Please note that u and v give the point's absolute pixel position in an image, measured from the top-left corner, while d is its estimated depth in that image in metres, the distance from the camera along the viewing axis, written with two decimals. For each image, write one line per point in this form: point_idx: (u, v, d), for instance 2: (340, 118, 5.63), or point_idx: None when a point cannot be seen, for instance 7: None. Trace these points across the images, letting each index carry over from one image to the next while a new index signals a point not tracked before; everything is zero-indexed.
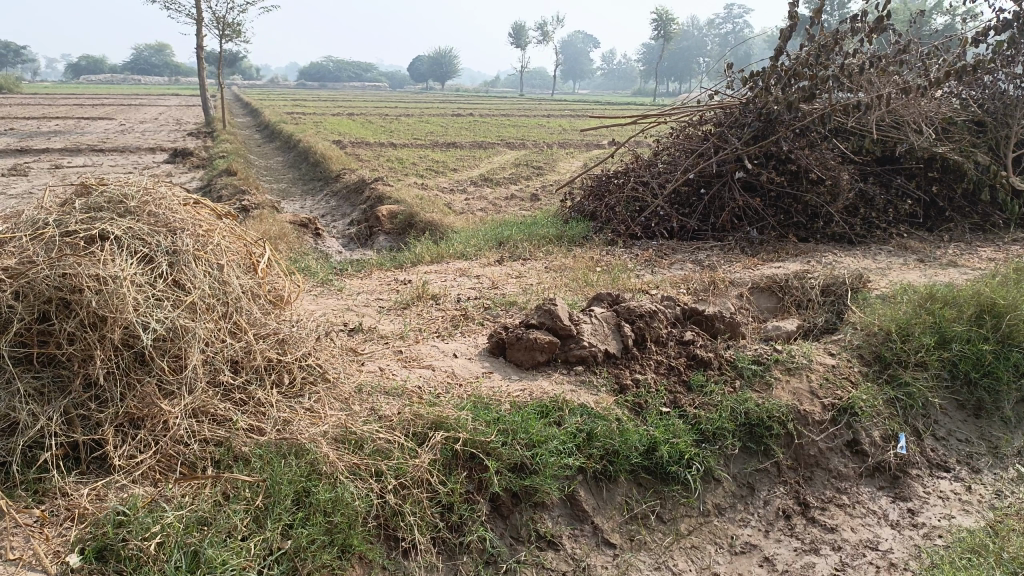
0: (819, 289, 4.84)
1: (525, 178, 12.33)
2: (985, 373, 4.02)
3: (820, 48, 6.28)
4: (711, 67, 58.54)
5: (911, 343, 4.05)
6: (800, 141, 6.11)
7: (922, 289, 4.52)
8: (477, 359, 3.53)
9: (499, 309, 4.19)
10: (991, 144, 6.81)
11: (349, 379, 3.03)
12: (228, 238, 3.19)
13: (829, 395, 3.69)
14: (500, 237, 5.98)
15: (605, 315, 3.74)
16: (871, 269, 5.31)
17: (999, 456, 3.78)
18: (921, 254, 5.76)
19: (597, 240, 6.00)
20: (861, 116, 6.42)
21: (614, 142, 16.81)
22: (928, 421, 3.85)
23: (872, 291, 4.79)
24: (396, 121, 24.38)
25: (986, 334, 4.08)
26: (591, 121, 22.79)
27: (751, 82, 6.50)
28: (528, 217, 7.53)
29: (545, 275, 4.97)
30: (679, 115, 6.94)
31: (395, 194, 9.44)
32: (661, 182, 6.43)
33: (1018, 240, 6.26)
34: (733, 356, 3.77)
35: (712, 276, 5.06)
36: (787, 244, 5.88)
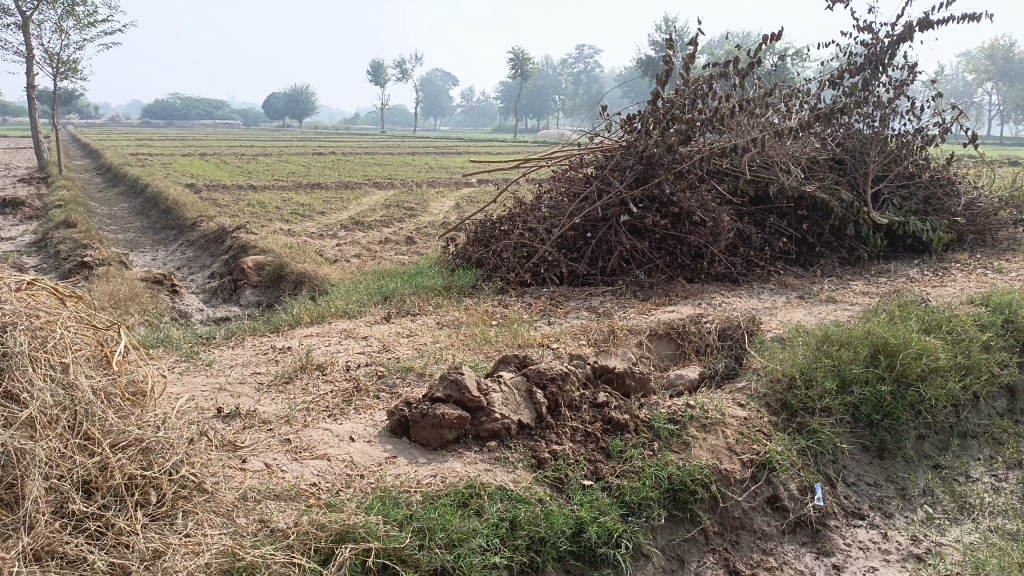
0: (715, 333, 4.79)
1: (397, 219, 11.97)
2: (884, 414, 4.10)
3: (695, 92, 6.38)
4: (568, 104, 60.57)
5: (815, 389, 4.02)
6: (681, 183, 6.14)
7: (816, 330, 4.57)
8: (377, 442, 3.14)
9: (395, 378, 3.81)
10: (851, 182, 7.19)
11: (230, 486, 2.55)
12: (74, 328, 2.62)
13: (746, 450, 3.57)
14: (384, 291, 5.59)
15: (514, 381, 3.44)
16: (761, 308, 5.36)
17: (907, 498, 3.82)
18: (801, 291, 5.91)
19: (486, 289, 5.75)
20: (735, 158, 6.57)
21: (483, 181, 16.78)
22: (838, 467, 3.83)
23: (767, 333, 4.79)
24: (253, 161, 23.33)
25: (882, 375, 4.16)
26: (459, 159, 22.80)
27: (630, 125, 6.49)
28: (409, 265, 7.17)
29: (438, 332, 4.64)
30: (560, 158, 6.85)
31: (261, 242, 8.82)
32: (547, 227, 6.26)
33: (883, 273, 6.60)
34: (648, 415, 3.57)
35: (610, 325, 4.91)
36: (676, 285, 5.86)
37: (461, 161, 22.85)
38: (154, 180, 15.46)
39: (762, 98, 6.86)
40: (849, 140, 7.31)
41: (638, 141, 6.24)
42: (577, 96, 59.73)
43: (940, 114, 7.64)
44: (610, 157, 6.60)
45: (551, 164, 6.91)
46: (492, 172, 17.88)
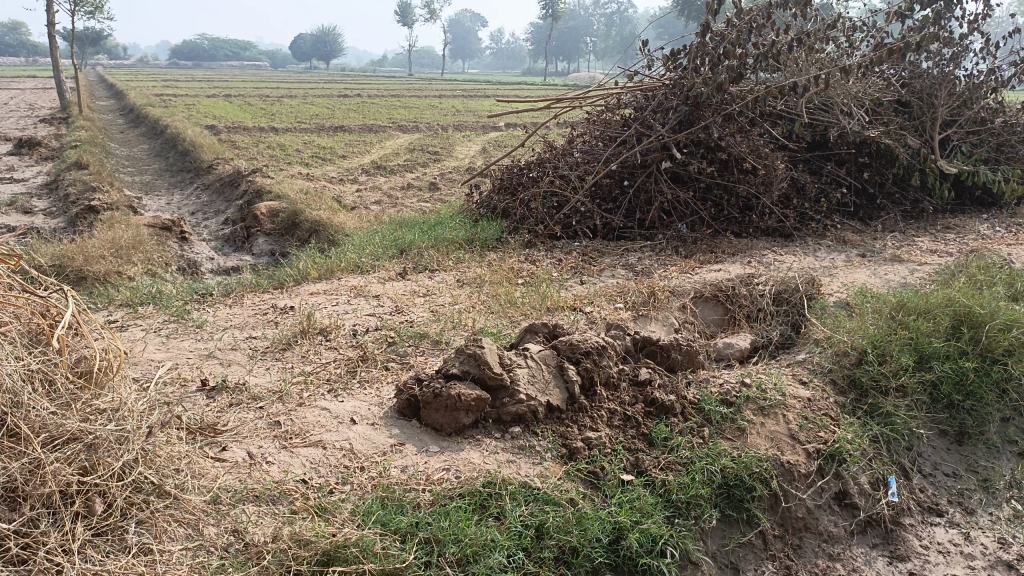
0: (769, 296, 4.26)
1: (421, 163, 11.44)
2: (966, 395, 3.57)
3: (750, 24, 5.70)
4: (600, 46, 58.90)
5: (889, 365, 3.50)
6: (730, 126, 5.52)
7: (886, 297, 4.03)
8: (383, 426, 2.70)
9: (407, 346, 3.36)
10: (917, 128, 6.51)
11: (199, 487, 2.15)
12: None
13: (812, 438, 3.07)
14: (400, 242, 5.11)
15: (543, 355, 2.95)
16: (817, 268, 4.80)
17: (991, 492, 3.32)
18: (862, 248, 5.33)
19: (512, 243, 5.25)
20: (791, 99, 5.92)
21: (511, 124, 16.13)
22: (912, 454, 3.33)
23: (828, 298, 4.26)
24: (275, 102, 22.74)
25: (965, 349, 3.62)
26: (486, 103, 22.06)
27: (674, 62, 5.84)
28: (430, 214, 6.67)
29: (458, 292, 4.17)
30: (596, 99, 6.23)
31: (276, 187, 8.37)
32: (580, 174, 5.70)
33: (950, 229, 5.99)
34: (697, 397, 3.10)
35: (650, 285, 4.39)
36: (722, 240, 5.31)
37: (487, 104, 22.08)
38: (173, 121, 14.99)
39: (822, 32, 6.15)
40: (916, 80, 6.58)
41: (684, 79, 5.61)
42: (609, 37, 57.91)
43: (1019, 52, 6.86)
44: (651, 98, 5.99)
45: (584, 105, 6.30)
46: (519, 115, 17.20)
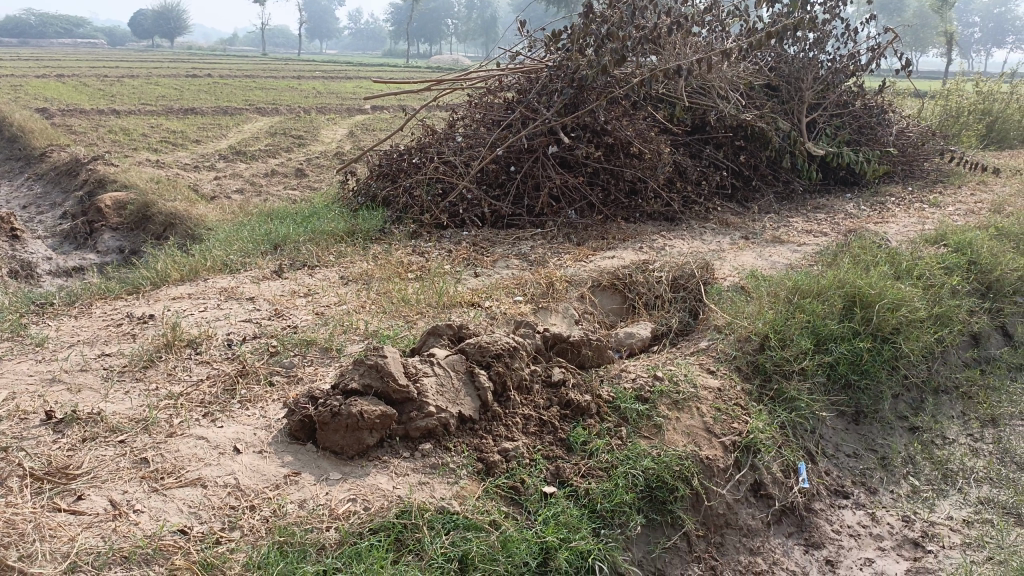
0: (666, 282, 4.19)
1: (284, 148, 10.77)
2: (860, 374, 3.66)
3: (631, 6, 5.63)
4: (462, 29, 58.56)
5: (791, 349, 3.50)
6: (615, 110, 5.43)
7: (779, 279, 4.06)
8: (273, 453, 2.35)
9: (292, 356, 3.01)
10: (787, 110, 6.71)
11: (51, 554, 1.84)
12: None
13: (727, 430, 2.99)
14: (273, 236, 4.68)
15: (450, 361, 2.69)
16: (706, 251, 4.80)
17: (889, 469, 3.42)
18: (744, 230, 5.41)
19: (397, 234, 4.93)
20: (671, 82, 5.92)
21: (377, 107, 15.59)
22: (815, 437, 3.35)
23: (723, 283, 4.24)
24: (114, 83, 20.91)
25: (858, 330, 3.70)
26: (348, 85, 21.29)
27: (557, 43, 5.68)
28: (301, 204, 6.21)
29: (343, 291, 3.82)
30: (476, 80, 5.98)
31: (122, 176, 7.56)
32: (464, 160, 5.45)
33: (820, 208, 6.22)
34: (611, 394, 2.95)
35: (546, 274, 4.21)
36: (611, 225, 5.23)
37: (351, 87, 21.33)
38: None
39: (698, 16, 6.19)
40: (783, 64, 6.82)
41: (568, 61, 5.47)
42: (471, 20, 57.65)
43: (874, 39, 7.22)
44: (533, 80, 5.81)
45: (465, 87, 6.04)
46: (386, 98, 16.68)
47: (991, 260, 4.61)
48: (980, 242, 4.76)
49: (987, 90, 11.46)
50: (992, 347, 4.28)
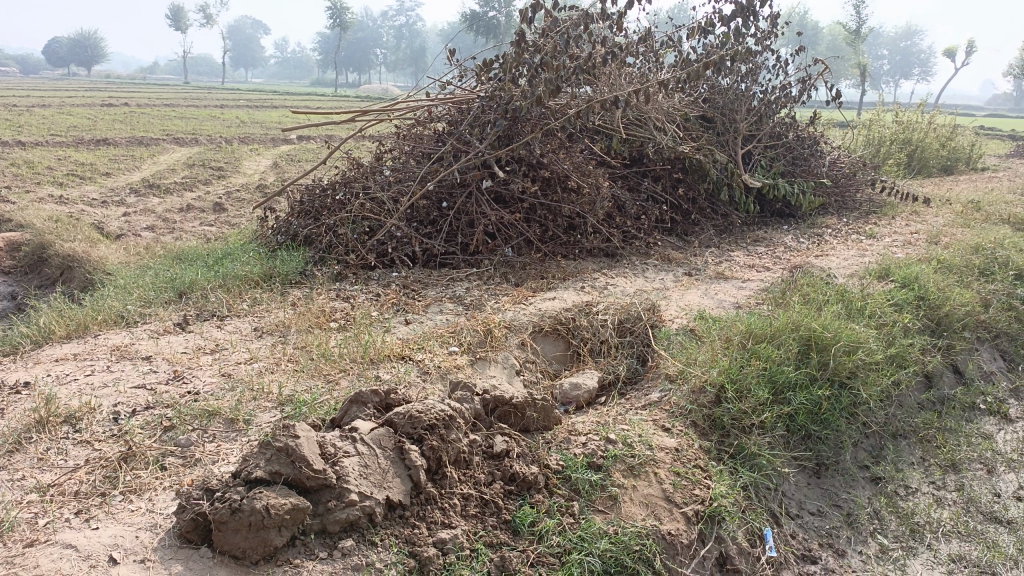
0: (612, 326, 3.93)
1: (202, 180, 10.20)
2: (819, 423, 3.46)
3: (565, 35, 5.41)
4: (390, 58, 58.34)
5: (748, 400, 3.24)
6: (551, 143, 5.19)
7: (730, 322, 3.83)
8: (159, 562, 1.94)
9: (190, 430, 2.58)
10: (723, 142, 6.61)
11: None
12: None
13: (688, 498, 2.70)
14: (179, 282, 4.22)
15: (376, 436, 2.32)
16: (650, 290, 4.56)
17: (855, 527, 3.22)
18: (687, 266, 5.21)
19: (319, 277, 4.53)
20: (607, 114, 5.72)
21: (303, 137, 15.09)
22: (778, 496, 3.11)
23: (671, 325, 3.99)
24: (20, 112, 19.80)
25: (815, 376, 3.50)
26: (273, 114, 20.69)
27: (489, 73, 5.41)
28: (215, 243, 5.74)
29: (256, 346, 3.41)
30: (404, 111, 5.65)
31: (16, 214, 6.91)
32: (392, 196, 5.10)
33: (760, 240, 6.10)
34: (560, 463, 2.63)
35: (483, 320, 3.89)
36: (551, 264, 4.96)
37: (276, 116, 20.74)
38: None
39: (633, 46, 6.03)
40: (717, 95, 6.71)
41: (501, 91, 5.20)
42: (400, 50, 57.54)
43: (805, 70, 7.22)
44: (464, 111, 5.52)
45: (392, 118, 5.70)
46: (312, 128, 16.18)
47: (937, 295, 4.52)
48: (924, 277, 4.67)
49: (906, 120, 11.78)
50: (945, 387, 4.28)
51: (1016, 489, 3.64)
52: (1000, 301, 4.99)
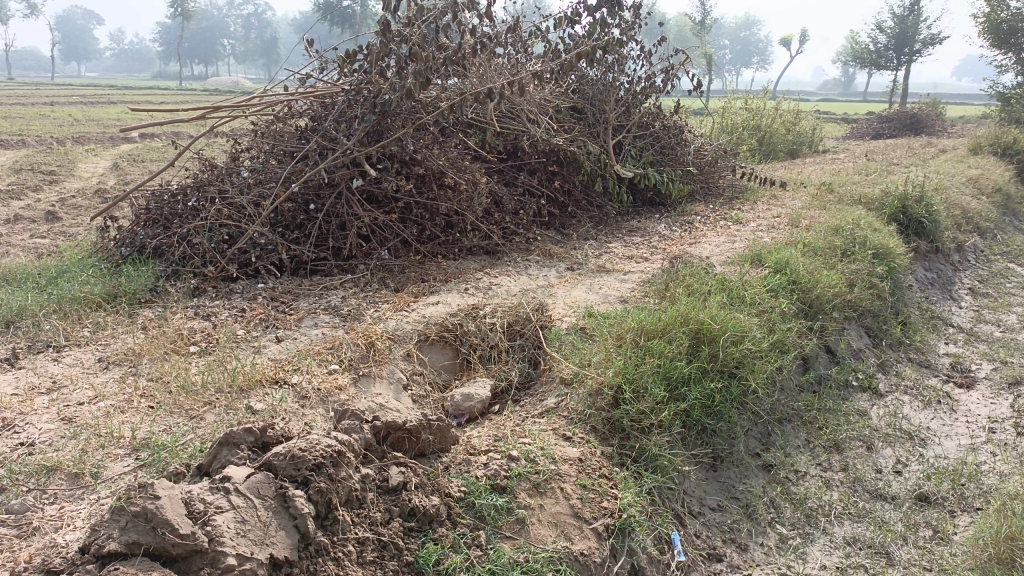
0: (501, 330, 3.75)
1: (31, 186, 9.18)
2: (714, 416, 3.44)
3: (432, 25, 5.17)
4: (239, 50, 55.61)
5: (646, 400, 3.16)
6: (423, 139, 4.95)
7: (620, 319, 3.75)
8: None
9: (24, 493, 2.20)
10: (594, 133, 6.60)
11: None
12: None
13: (597, 512, 2.57)
14: (5, 309, 3.68)
15: (253, 484, 2.03)
16: (534, 289, 4.44)
17: (754, 519, 3.21)
18: (568, 261, 5.13)
19: (174, 293, 4.10)
20: (479, 106, 5.54)
21: (147, 135, 13.98)
22: (680, 495, 3.05)
23: (560, 324, 3.87)
24: None
25: (708, 369, 3.47)
26: (111, 111, 19.12)
27: (353, 66, 5.08)
28: (48, 259, 5.11)
29: (103, 381, 3.00)
30: (260, 107, 5.23)
31: None
32: (253, 200, 4.70)
33: (635, 231, 6.13)
34: (462, 489, 2.44)
35: (363, 331, 3.61)
36: (430, 265, 4.73)
37: (114, 112, 19.16)
38: None
39: (501, 36, 5.87)
40: (586, 86, 6.68)
41: (368, 85, 4.90)
42: (250, 41, 54.95)
43: (668, 60, 7.33)
44: (327, 106, 5.17)
45: (247, 115, 5.27)
46: (156, 125, 15.03)
47: (808, 278, 4.65)
48: (795, 261, 4.81)
49: (755, 107, 12.36)
50: (821, 367, 4.43)
51: (894, 463, 3.79)
52: (861, 280, 5.24)
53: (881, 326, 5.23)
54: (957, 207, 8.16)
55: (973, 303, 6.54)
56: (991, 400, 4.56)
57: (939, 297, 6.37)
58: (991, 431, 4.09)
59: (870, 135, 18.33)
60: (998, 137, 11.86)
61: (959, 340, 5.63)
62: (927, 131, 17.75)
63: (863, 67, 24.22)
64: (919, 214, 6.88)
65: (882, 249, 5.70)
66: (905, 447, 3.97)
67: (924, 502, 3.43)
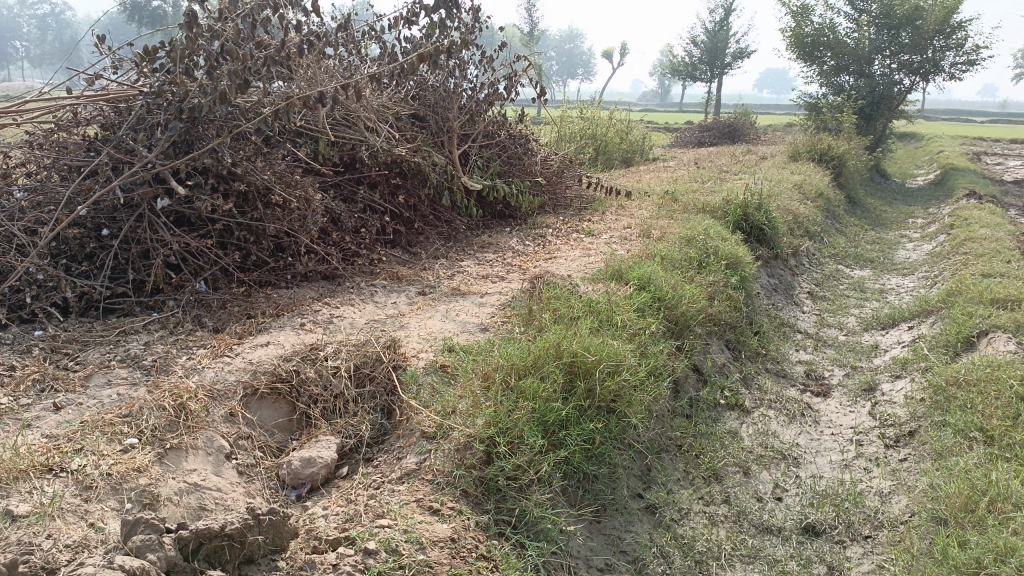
0: (346, 375, 3.19)
1: None
2: (594, 459, 3.06)
3: (248, 19, 4.48)
4: (33, 52, 50.32)
5: (523, 452, 2.73)
6: (244, 151, 4.26)
7: (484, 355, 3.30)
8: None
9: None
10: (437, 143, 6.13)
11: None
12: None
13: None
14: None
15: None
16: (382, 320, 3.89)
17: (645, 575, 2.84)
18: (418, 284, 4.61)
19: None
20: (308, 113, 4.91)
21: None
22: (566, 561, 2.63)
23: (415, 363, 3.36)
24: None
25: (585, 407, 3.10)
26: None
27: (154, 65, 4.30)
28: None
29: None
30: (38, 113, 4.32)
31: None
32: (28, 226, 3.82)
33: (486, 246, 5.72)
34: None
35: (172, 386, 2.92)
36: (256, 297, 4.06)
37: None
38: None
39: (331, 35, 5.26)
40: (426, 92, 6.19)
41: (172, 87, 4.15)
42: (46, 42, 49.87)
43: (510, 66, 6.99)
44: (124, 112, 4.35)
45: (20, 123, 4.33)
46: None
47: (672, 294, 4.44)
48: (656, 276, 4.58)
49: (591, 115, 12.46)
50: (690, 388, 4.21)
51: (774, 489, 3.59)
52: (718, 292, 5.13)
53: (739, 337, 5.13)
54: (789, 212, 8.46)
55: (813, 307, 6.69)
56: (850, 409, 4.54)
57: (784, 303, 6.45)
58: (859, 444, 4.00)
59: (693, 144, 19.22)
60: (813, 144, 12.64)
61: (808, 346, 5.67)
62: (744, 139, 18.86)
63: (682, 78, 25.48)
64: (760, 220, 6.98)
65: (733, 258, 5.64)
66: (781, 469, 3.78)
67: (813, 534, 3.23)
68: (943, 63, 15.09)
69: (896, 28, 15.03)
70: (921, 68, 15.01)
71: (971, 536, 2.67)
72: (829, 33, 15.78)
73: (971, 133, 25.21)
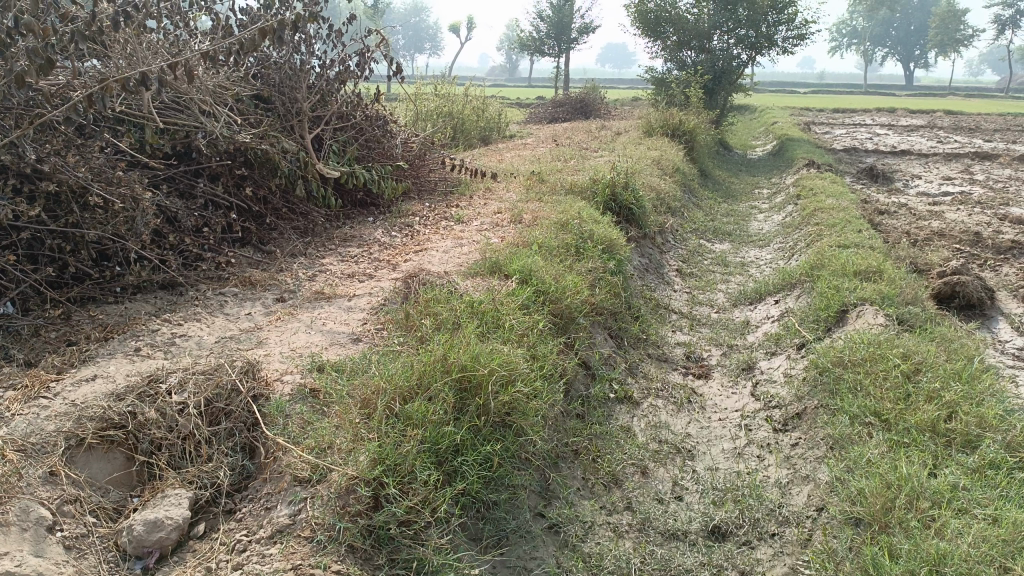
0: (196, 411, 2.69)
1: None
2: (492, 483, 2.77)
3: None
4: None
5: (416, 491, 2.39)
6: (52, 144, 3.58)
7: (361, 376, 2.90)
8: None
9: None
10: (287, 127, 5.55)
11: None
12: None
13: None
14: None
15: None
16: (236, 337, 3.39)
17: None
18: (276, 289, 4.11)
19: None
20: (132, 98, 4.23)
21: None
22: None
23: (280, 389, 2.91)
24: None
25: (479, 426, 2.79)
26: None
27: None
28: None
29: None
30: None
31: None
32: None
33: (349, 240, 5.26)
34: None
35: None
36: (79, 318, 3.44)
37: None
38: None
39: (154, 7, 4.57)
40: (271, 71, 5.58)
41: None
42: None
43: (361, 42, 6.46)
44: None
45: None
46: None
47: (555, 287, 4.20)
48: (537, 268, 4.32)
49: (444, 93, 12.01)
50: (580, 385, 3.99)
51: (673, 487, 3.43)
52: (596, 280, 4.95)
53: (620, 324, 4.98)
54: (650, 188, 8.48)
55: (683, 285, 6.69)
56: (733, 390, 4.49)
57: (655, 283, 6.39)
58: (749, 429, 3.94)
59: (547, 119, 19.19)
60: (665, 120, 12.86)
61: (684, 326, 5.64)
62: (596, 114, 19.05)
63: (530, 54, 25.41)
64: (628, 199, 6.90)
65: (607, 242, 5.49)
66: (677, 463, 3.64)
67: (720, 536, 3.08)
68: (777, 38, 15.78)
69: (733, 4, 15.51)
70: (757, 43, 15.64)
71: (904, 545, 2.61)
72: (671, 9, 16.10)
73: (797, 103, 26.87)
